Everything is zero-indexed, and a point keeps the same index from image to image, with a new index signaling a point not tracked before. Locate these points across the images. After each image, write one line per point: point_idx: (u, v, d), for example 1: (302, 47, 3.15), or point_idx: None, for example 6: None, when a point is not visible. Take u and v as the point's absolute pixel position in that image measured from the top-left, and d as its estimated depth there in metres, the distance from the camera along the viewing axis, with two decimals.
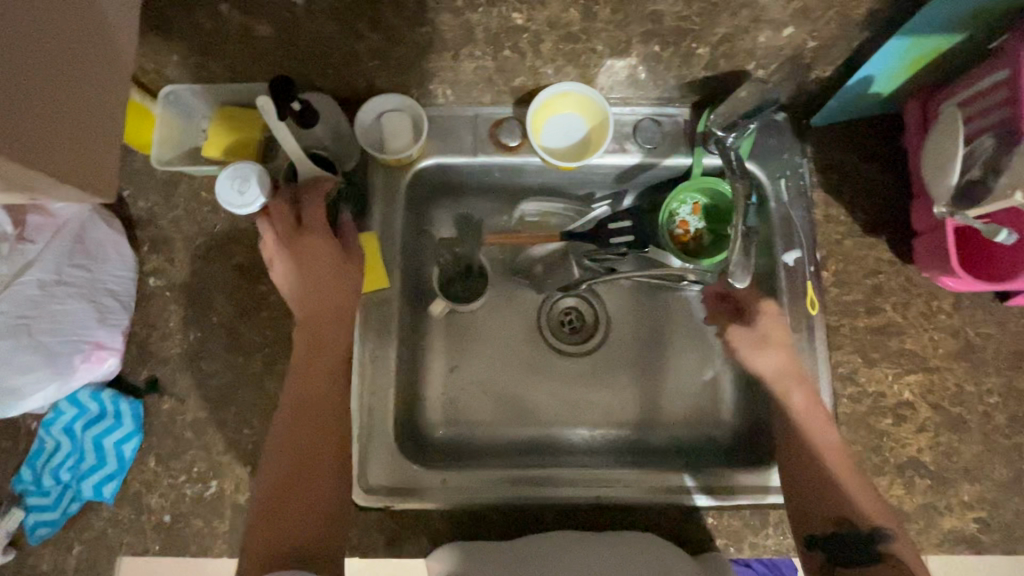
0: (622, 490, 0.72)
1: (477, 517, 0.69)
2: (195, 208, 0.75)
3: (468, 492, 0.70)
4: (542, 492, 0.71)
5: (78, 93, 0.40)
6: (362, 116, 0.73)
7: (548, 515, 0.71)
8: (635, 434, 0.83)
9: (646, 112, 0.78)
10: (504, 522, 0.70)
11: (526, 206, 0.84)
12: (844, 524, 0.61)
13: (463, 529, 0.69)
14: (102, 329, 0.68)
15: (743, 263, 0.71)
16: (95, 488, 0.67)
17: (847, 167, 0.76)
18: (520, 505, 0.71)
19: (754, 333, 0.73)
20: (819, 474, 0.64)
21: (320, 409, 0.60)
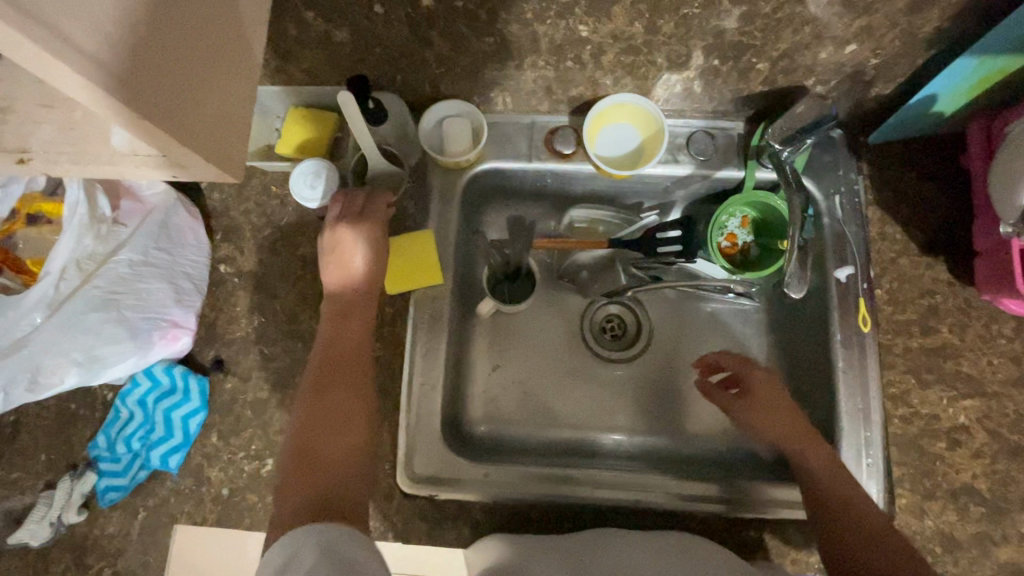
0: (658, 495, 0.72)
1: (515, 512, 0.71)
2: (265, 201, 0.80)
3: (507, 488, 0.72)
4: (579, 491, 0.72)
5: (226, 87, 0.45)
6: (426, 120, 0.77)
7: (583, 514, 0.72)
8: (673, 443, 0.84)
9: (699, 124, 0.80)
10: (540, 518, 0.72)
11: (575, 213, 0.86)
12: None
13: (500, 523, 0.71)
14: (179, 309, 0.73)
15: (799, 271, 0.70)
16: (161, 458, 0.72)
17: (904, 185, 0.76)
18: (561, 502, 0.72)
19: (760, 402, 0.70)
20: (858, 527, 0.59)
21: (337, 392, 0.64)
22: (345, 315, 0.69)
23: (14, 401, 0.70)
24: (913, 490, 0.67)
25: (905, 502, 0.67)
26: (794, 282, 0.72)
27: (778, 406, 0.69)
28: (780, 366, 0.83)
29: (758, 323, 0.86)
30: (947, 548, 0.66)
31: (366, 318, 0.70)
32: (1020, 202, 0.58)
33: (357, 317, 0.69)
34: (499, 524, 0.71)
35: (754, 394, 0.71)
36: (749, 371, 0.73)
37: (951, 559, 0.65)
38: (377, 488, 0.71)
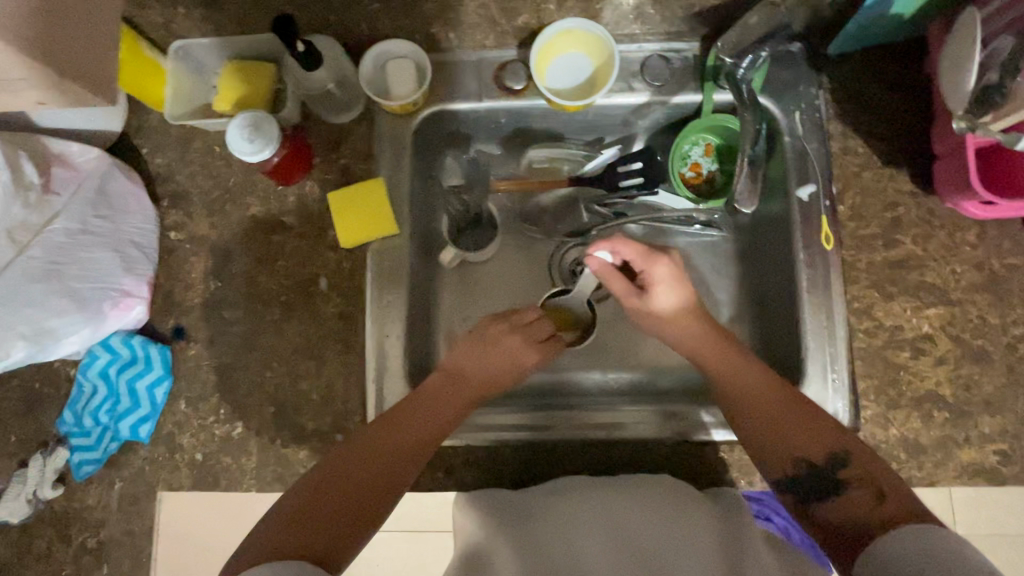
0: (636, 428, 0.73)
1: (501, 453, 0.72)
2: (210, 163, 0.77)
3: (498, 429, 0.73)
4: (570, 430, 0.73)
5: None
6: (366, 63, 0.73)
7: (573, 454, 0.72)
8: (649, 378, 0.84)
9: (653, 48, 0.76)
10: (531, 460, 0.72)
11: (533, 153, 0.83)
12: (802, 463, 0.60)
13: (484, 466, 0.71)
14: (128, 277, 0.72)
15: (749, 188, 0.74)
16: (131, 428, 0.72)
17: (866, 96, 0.73)
18: (571, 442, 0.73)
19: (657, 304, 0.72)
20: (762, 425, 0.62)
21: (410, 440, 0.64)
22: (452, 388, 0.70)
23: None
24: (878, 401, 0.68)
25: (869, 414, 0.68)
26: (746, 197, 0.76)
27: (682, 303, 0.71)
28: (749, 294, 0.83)
29: (726, 253, 0.85)
30: (911, 453, 0.67)
31: (464, 406, 0.69)
32: (966, 93, 0.55)
33: (455, 396, 0.69)
34: (483, 469, 0.71)
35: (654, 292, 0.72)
36: (650, 268, 0.72)
37: (915, 464, 0.67)
38: None
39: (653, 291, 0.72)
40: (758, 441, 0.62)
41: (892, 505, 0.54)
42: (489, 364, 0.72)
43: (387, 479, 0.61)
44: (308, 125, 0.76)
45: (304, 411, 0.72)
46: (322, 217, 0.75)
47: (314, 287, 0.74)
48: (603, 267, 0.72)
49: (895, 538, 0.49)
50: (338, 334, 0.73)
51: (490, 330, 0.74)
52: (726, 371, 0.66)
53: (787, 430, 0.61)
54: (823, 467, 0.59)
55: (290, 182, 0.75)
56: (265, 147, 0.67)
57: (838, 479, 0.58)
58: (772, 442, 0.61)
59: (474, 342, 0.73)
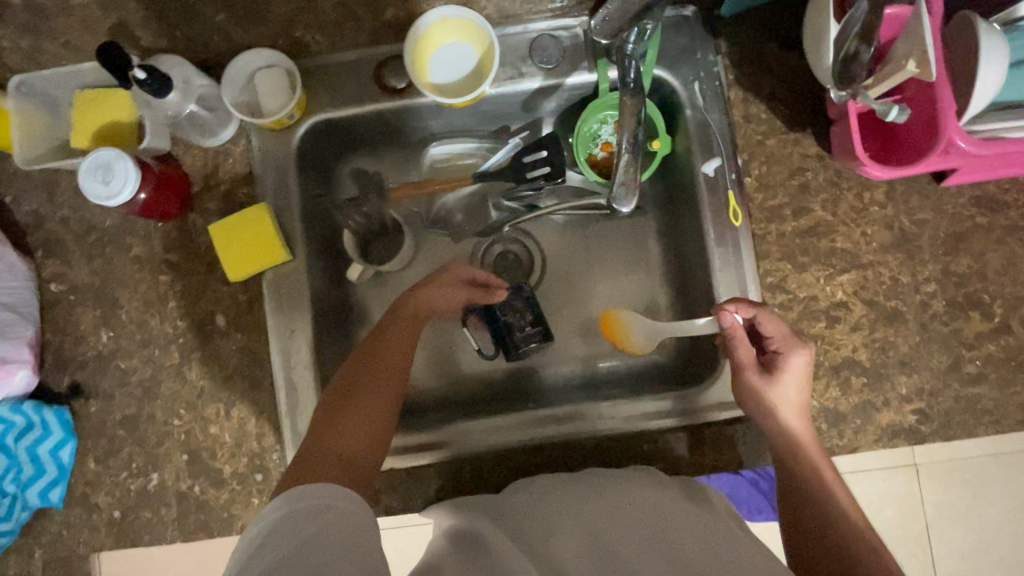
0: (642, 419, 0.71)
1: (496, 461, 0.70)
2: (80, 204, 0.71)
3: (495, 436, 0.71)
4: (579, 426, 0.71)
5: None
6: (232, 78, 0.68)
7: (581, 449, 0.71)
8: (585, 370, 0.81)
9: (541, 27, 0.71)
10: (526, 462, 0.70)
11: (433, 151, 0.79)
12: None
13: (471, 475, 0.70)
14: (4, 343, 0.66)
15: (626, 182, 0.66)
16: (40, 495, 0.68)
17: (766, 57, 0.70)
18: (543, 445, 0.71)
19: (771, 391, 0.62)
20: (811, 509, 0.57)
21: (380, 368, 0.63)
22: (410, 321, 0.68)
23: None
24: None
25: None
26: (623, 195, 0.68)
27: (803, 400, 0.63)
28: (673, 273, 0.81)
29: (647, 233, 0.82)
30: (832, 423, 0.67)
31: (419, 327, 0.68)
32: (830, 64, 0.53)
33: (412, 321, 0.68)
34: (461, 480, 0.70)
35: (784, 382, 0.62)
36: (790, 354, 0.63)
37: (836, 432, 0.67)
38: (269, 480, 0.69)
39: (782, 371, 0.62)
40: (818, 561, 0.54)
41: None
42: (434, 299, 0.71)
43: (378, 394, 0.61)
44: (180, 153, 0.71)
45: (219, 455, 0.69)
46: (209, 251, 0.71)
47: (211, 326, 0.70)
48: (733, 326, 0.65)
49: None
50: (243, 371, 0.70)
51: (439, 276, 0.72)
52: (814, 481, 0.59)
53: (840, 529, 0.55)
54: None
55: (167, 217, 0.70)
56: (123, 189, 0.62)
57: None
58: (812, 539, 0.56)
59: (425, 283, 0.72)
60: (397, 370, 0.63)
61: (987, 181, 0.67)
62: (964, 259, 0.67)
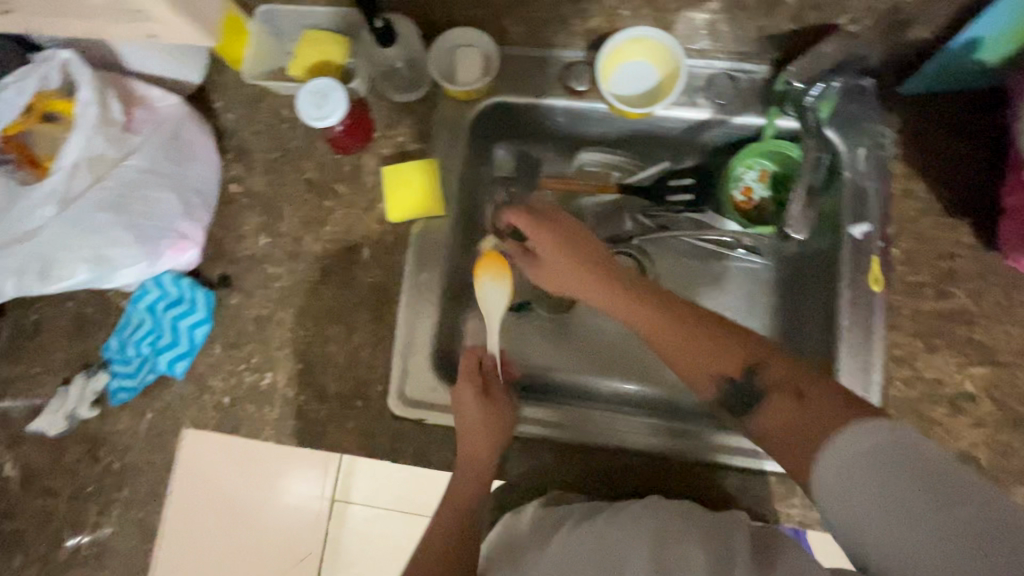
0: (693, 447, 0.71)
1: (550, 459, 0.71)
2: (276, 124, 0.80)
3: (553, 430, 0.72)
4: (621, 441, 0.72)
5: None
6: (438, 45, 0.76)
7: (631, 463, 0.71)
8: (570, 377, 0.83)
9: (721, 66, 0.76)
10: (577, 471, 0.71)
11: (586, 154, 0.84)
12: (749, 368, 0.60)
13: (546, 475, 0.71)
14: (187, 221, 0.75)
15: (802, 213, 0.70)
16: (168, 363, 0.75)
17: (937, 142, 0.71)
18: (586, 451, 0.72)
19: (533, 258, 0.73)
20: (686, 363, 0.64)
21: (457, 486, 0.67)
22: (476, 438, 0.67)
23: (24, 291, 0.72)
24: None
25: None
26: (798, 224, 0.71)
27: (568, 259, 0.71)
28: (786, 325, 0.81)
29: (764, 283, 0.82)
30: None
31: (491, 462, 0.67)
32: None
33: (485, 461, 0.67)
34: (531, 466, 0.71)
35: (544, 259, 0.72)
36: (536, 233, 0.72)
37: None
38: (368, 408, 0.73)
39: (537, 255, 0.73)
40: (779, 448, 0.56)
41: (811, 394, 0.55)
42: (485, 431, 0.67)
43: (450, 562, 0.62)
44: (372, 101, 0.78)
45: (329, 373, 0.74)
46: (373, 190, 0.78)
47: (356, 256, 0.76)
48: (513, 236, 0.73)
49: (858, 435, 0.48)
50: (371, 304, 0.75)
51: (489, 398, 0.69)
52: (639, 323, 0.66)
53: (711, 356, 0.62)
54: (740, 379, 0.60)
55: (344, 151, 0.78)
56: (333, 116, 0.70)
57: (755, 384, 0.59)
58: (680, 350, 0.64)
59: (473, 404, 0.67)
60: (462, 483, 0.67)
61: None
62: None
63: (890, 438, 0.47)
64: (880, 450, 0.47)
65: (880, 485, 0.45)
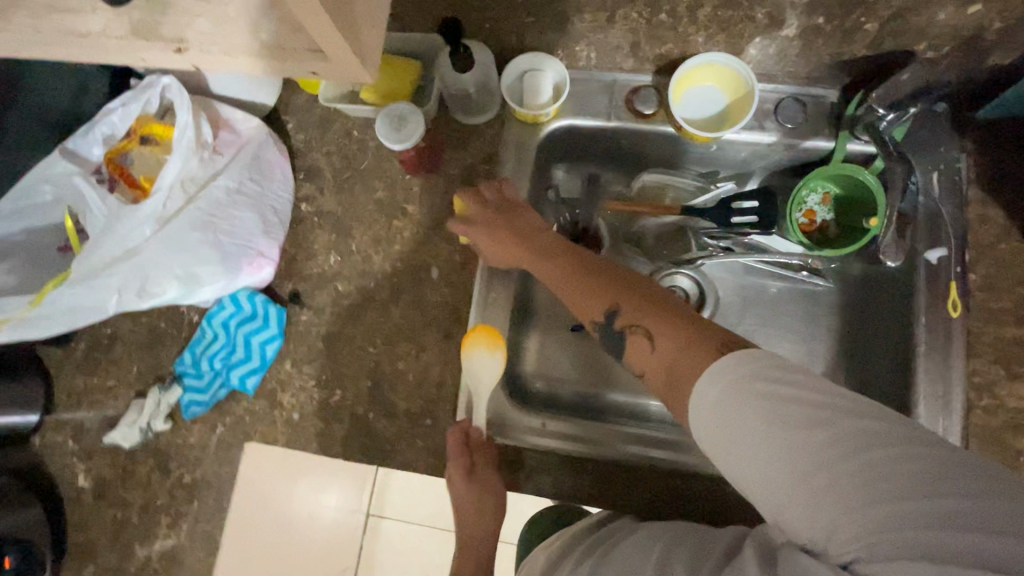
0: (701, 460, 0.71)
1: (562, 469, 0.72)
2: (347, 145, 0.82)
3: (561, 440, 0.73)
4: (626, 451, 0.72)
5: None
6: (508, 73, 0.77)
7: (636, 475, 0.71)
8: (594, 389, 0.83)
9: (790, 91, 0.76)
10: (586, 481, 0.71)
11: (647, 176, 0.83)
12: (614, 307, 0.58)
13: (554, 482, 0.71)
14: (265, 239, 0.78)
15: (895, 242, 0.69)
16: (240, 379, 0.76)
17: (1016, 168, 0.71)
18: (592, 461, 0.72)
19: (488, 231, 0.72)
20: (581, 295, 0.61)
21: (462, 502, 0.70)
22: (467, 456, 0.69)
23: (126, 307, 0.76)
24: None
25: None
26: (891, 251, 0.71)
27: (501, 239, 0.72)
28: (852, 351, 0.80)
29: (827, 306, 0.81)
30: None
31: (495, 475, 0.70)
32: None
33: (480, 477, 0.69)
34: (545, 477, 0.72)
35: (495, 236, 0.72)
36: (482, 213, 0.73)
37: None
38: (437, 426, 0.73)
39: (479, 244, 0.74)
40: (657, 389, 0.53)
41: (678, 316, 0.53)
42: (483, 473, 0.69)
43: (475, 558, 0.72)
44: (441, 123, 0.80)
45: (398, 391, 0.74)
46: (443, 211, 0.79)
47: (425, 275, 0.77)
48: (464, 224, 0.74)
49: (745, 359, 0.45)
50: (440, 323, 0.76)
51: (479, 454, 0.70)
52: (549, 273, 0.67)
53: (591, 289, 0.61)
54: (609, 316, 0.58)
55: (415, 172, 0.80)
56: (413, 137, 0.72)
57: (617, 320, 0.57)
58: (593, 295, 0.60)
59: (460, 467, 0.69)
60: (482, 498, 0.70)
61: None
62: None
63: (765, 362, 0.44)
64: (744, 382, 0.43)
65: (764, 418, 0.42)
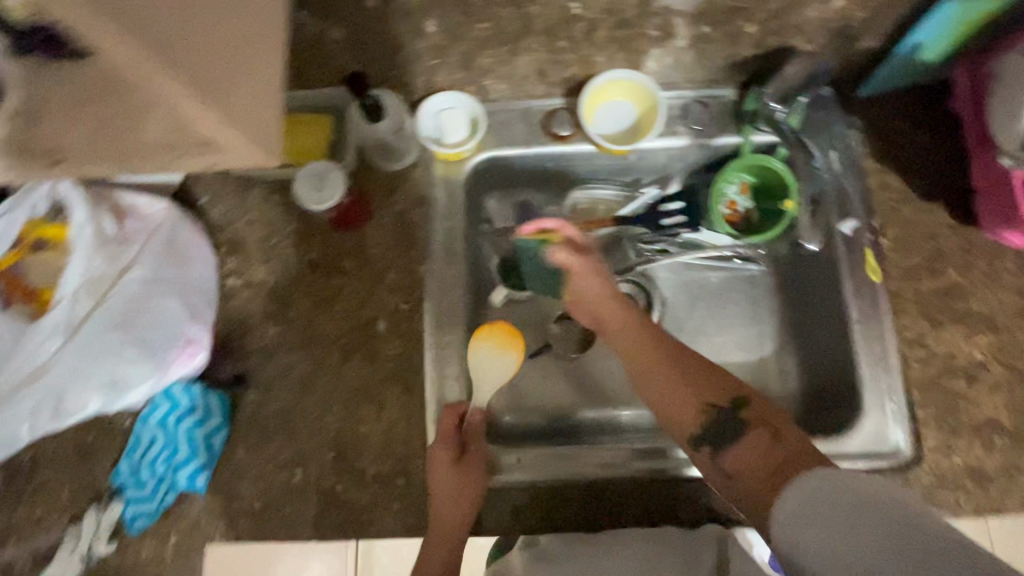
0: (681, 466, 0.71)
1: (547, 498, 0.71)
2: (268, 210, 0.78)
3: (541, 471, 0.71)
4: (607, 471, 0.71)
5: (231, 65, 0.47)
6: (422, 111, 0.77)
7: (620, 492, 0.71)
8: (564, 413, 0.82)
9: (692, 95, 0.80)
10: (572, 509, 0.71)
11: (576, 194, 0.86)
12: (723, 407, 0.59)
13: (541, 515, 0.70)
14: (193, 325, 0.72)
15: (812, 225, 0.75)
16: (188, 479, 0.70)
17: (900, 136, 0.77)
18: (574, 486, 0.71)
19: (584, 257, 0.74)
20: (656, 387, 0.62)
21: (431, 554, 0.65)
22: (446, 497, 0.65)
23: (45, 429, 0.69)
24: (938, 429, 0.69)
25: (931, 443, 0.69)
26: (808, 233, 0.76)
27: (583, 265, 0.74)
28: None
29: (767, 287, 0.85)
30: (977, 482, 0.67)
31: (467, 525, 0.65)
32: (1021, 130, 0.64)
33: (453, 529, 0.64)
34: (529, 517, 0.70)
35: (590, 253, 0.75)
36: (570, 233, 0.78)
37: (981, 492, 0.67)
38: (411, 485, 0.70)
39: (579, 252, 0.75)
40: (753, 488, 0.52)
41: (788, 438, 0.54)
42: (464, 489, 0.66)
43: None
44: (363, 173, 0.79)
45: (365, 455, 0.71)
46: (380, 262, 0.77)
47: (372, 331, 0.75)
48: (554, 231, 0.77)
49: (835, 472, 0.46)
50: (397, 377, 0.73)
51: (466, 455, 0.68)
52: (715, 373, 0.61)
53: (681, 396, 0.61)
54: (726, 411, 0.58)
55: (342, 227, 0.77)
56: (334, 197, 0.71)
57: (739, 418, 0.57)
58: (666, 403, 0.61)
59: (447, 468, 0.66)
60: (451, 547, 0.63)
61: None
62: None
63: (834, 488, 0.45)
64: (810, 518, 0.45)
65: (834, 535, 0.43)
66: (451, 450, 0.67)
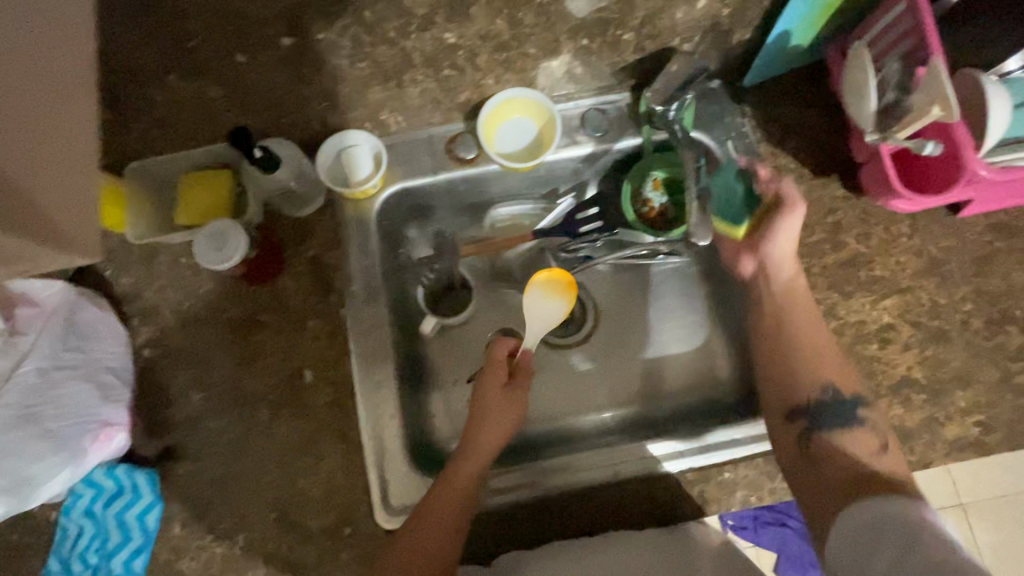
0: (630, 468, 0.72)
1: (503, 520, 0.70)
2: (178, 274, 0.76)
3: (500, 492, 0.71)
4: (559, 483, 0.72)
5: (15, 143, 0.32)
6: (322, 157, 0.75)
7: (574, 505, 0.71)
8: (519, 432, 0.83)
9: (589, 103, 0.81)
10: (528, 529, 0.70)
11: (495, 214, 0.88)
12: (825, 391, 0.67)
13: (499, 538, 0.70)
14: (108, 406, 0.69)
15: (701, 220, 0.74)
16: (124, 564, 0.68)
17: (788, 119, 0.81)
18: (530, 502, 0.71)
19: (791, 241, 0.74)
20: (783, 343, 0.71)
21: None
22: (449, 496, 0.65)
23: None
24: None
25: None
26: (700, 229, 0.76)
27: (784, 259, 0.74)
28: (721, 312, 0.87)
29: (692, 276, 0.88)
30: (902, 441, 0.70)
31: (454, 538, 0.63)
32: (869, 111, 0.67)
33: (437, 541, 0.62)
34: (486, 544, 0.70)
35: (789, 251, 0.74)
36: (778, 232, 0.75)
37: (907, 450, 0.69)
38: (358, 532, 0.69)
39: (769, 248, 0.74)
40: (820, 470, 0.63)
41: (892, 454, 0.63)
42: (490, 430, 0.70)
43: None
44: (272, 223, 0.78)
45: (308, 510, 0.69)
46: (300, 310, 0.75)
47: (300, 381, 0.73)
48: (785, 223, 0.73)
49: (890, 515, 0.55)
50: (331, 424, 0.72)
51: (515, 382, 0.74)
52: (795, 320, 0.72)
53: (791, 378, 0.69)
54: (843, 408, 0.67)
55: (255, 282, 0.76)
56: (237, 252, 0.69)
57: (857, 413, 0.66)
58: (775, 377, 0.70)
59: (497, 393, 0.72)
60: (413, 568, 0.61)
61: (998, 210, 0.76)
62: (994, 278, 0.74)
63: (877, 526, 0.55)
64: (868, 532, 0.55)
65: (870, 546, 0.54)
66: (503, 371, 0.74)
